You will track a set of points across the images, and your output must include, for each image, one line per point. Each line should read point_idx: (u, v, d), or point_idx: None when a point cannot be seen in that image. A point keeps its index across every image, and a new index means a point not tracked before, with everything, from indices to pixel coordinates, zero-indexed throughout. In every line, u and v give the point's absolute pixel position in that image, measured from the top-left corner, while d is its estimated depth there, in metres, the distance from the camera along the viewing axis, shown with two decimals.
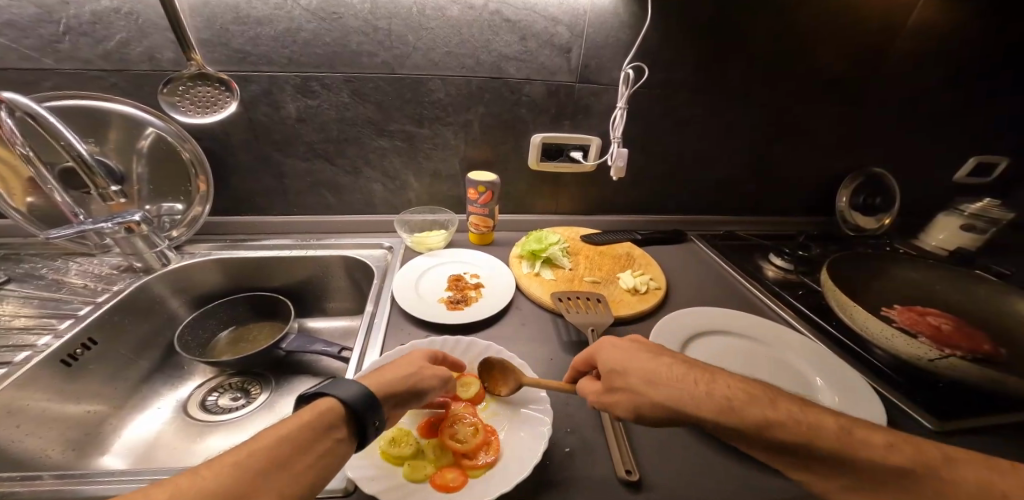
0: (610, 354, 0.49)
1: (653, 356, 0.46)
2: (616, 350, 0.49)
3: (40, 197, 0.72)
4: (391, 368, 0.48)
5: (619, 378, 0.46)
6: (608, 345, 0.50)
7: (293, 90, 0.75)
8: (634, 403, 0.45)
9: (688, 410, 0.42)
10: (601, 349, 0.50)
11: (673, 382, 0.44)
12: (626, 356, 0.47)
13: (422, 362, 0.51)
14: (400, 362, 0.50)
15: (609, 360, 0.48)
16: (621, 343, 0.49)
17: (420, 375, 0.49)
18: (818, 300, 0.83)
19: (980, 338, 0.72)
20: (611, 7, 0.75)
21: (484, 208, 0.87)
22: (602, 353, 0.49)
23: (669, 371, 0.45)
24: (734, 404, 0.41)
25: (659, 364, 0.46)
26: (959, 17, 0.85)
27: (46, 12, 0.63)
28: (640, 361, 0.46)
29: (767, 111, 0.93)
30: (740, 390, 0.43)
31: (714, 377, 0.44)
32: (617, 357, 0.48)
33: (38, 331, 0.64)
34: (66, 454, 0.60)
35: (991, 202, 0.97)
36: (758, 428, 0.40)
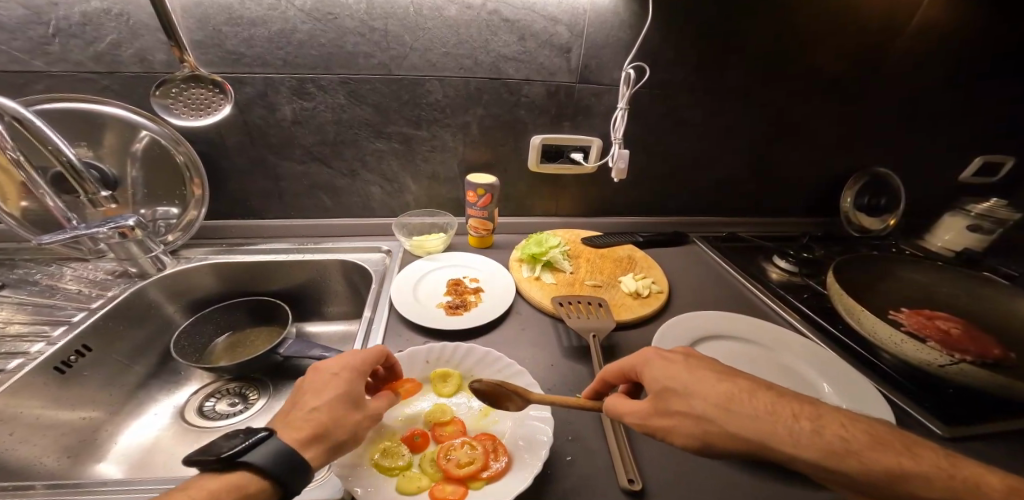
0: (663, 371, 0.44)
1: (714, 377, 0.43)
2: (669, 366, 0.44)
3: (33, 201, 0.71)
4: (331, 428, 0.44)
5: (678, 399, 0.42)
6: (660, 359, 0.46)
7: (289, 92, 0.74)
8: (697, 428, 0.41)
9: (758, 436, 0.39)
10: (648, 364, 0.46)
11: (739, 406, 0.41)
12: (684, 374, 0.43)
13: (363, 407, 0.46)
14: (336, 415, 0.44)
15: (662, 379, 0.44)
16: (674, 358, 0.45)
17: (363, 424, 0.46)
18: (823, 302, 0.82)
19: (989, 342, 0.70)
20: (611, 6, 0.74)
21: (483, 211, 0.86)
22: (651, 369, 0.45)
23: (733, 393, 0.42)
24: (812, 431, 0.39)
25: (724, 387, 0.42)
26: (963, 16, 0.83)
27: (36, 13, 0.62)
28: (702, 383, 0.42)
29: (770, 110, 0.92)
30: (807, 416, 0.40)
31: (778, 400, 0.41)
32: (671, 375, 0.44)
33: (31, 338, 0.63)
34: (60, 461, 0.59)
35: (997, 202, 0.96)
36: (828, 457, 0.38)
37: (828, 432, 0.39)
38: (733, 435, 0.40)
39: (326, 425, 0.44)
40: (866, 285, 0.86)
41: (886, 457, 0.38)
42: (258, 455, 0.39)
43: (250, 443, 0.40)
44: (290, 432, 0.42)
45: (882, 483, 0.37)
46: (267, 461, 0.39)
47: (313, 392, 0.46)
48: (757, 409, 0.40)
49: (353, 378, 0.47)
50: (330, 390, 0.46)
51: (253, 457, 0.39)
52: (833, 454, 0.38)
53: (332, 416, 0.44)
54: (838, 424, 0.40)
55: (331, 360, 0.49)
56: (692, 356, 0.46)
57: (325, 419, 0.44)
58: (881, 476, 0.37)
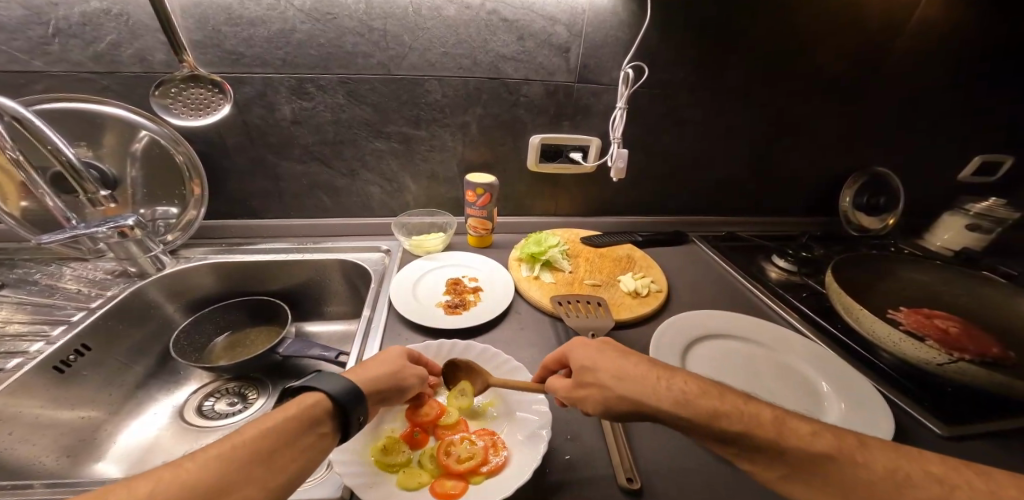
0: (579, 351, 0.49)
1: (616, 352, 0.47)
2: (584, 347, 0.49)
3: (33, 201, 0.71)
4: (375, 367, 0.49)
5: (588, 373, 0.47)
6: (578, 342, 0.50)
7: (288, 92, 0.74)
8: (602, 398, 0.45)
9: (646, 401, 0.43)
10: (570, 349, 0.50)
11: (635, 376, 0.44)
12: (592, 352, 0.48)
13: (404, 362, 0.51)
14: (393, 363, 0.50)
15: (580, 356, 0.48)
16: (589, 341, 0.50)
17: (405, 374, 0.50)
18: (822, 301, 0.82)
19: (989, 341, 0.70)
20: (610, 6, 0.74)
21: (482, 210, 0.86)
22: (570, 351, 0.50)
23: (627, 363, 0.46)
24: (678, 390, 0.43)
25: (620, 358, 0.46)
26: (961, 17, 0.84)
27: (36, 13, 0.62)
28: (604, 356, 0.47)
29: (769, 110, 0.92)
30: (691, 389, 0.43)
31: (671, 373, 0.44)
32: (584, 354, 0.48)
33: (30, 337, 0.63)
34: (59, 460, 0.59)
35: (996, 201, 0.95)
36: (689, 410, 0.41)
37: (692, 391, 0.43)
38: (629, 402, 0.43)
39: (373, 366, 0.49)
40: (864, 284, 0.86)
41: (741, 413, 0.41)
42: (322, 381, 0.44)
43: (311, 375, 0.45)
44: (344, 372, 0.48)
45: (739, 434, 0.40)
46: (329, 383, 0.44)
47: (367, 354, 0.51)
48: (647, 380, 0.44)
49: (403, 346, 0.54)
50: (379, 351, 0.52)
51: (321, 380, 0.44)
52: (692, 408, 0.41)
53: (390, 362, 0.50)
54: (700, 385, 0.43)
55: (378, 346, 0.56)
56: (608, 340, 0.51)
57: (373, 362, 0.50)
58: (738, 428, 0.40)
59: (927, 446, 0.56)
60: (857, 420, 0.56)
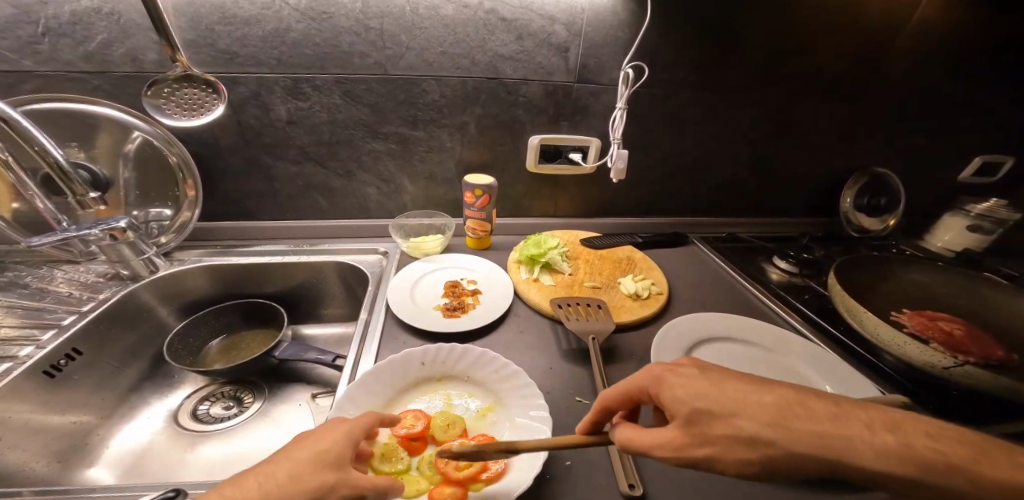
0: (689, 391, 0.38)
1: (753, 388, 0.38)
2: (698, 384, 0.38)
3: (23, 203, 0.70)
4: (283, 488, 0.36)
5: (717, 423, 0.37)
6: (677, 374, 0.39)
7: (283, 92, 0.73)
8: (750, 454, 0.36)
9: (826, 450, 0.35)
10: (664, 384, 0.39)
11: (791, 422, 0.36)
12: (714, 392, 0.38)
13: (332, 475, 0.38)
14: (312, 473, 0.37)
15: (688, 398, 0.38)
16: (691, 373, 0.39)
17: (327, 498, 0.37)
18: (824, 303, 0.81)
19: (992, 344, 0.70)
20: (610, 5, 0.73)
21: (480, 212, 0.85)
22: (674, 392, 0.38)
23: (778, 403, 0.37)
24: (866, 435, 0.35)
25: (766, 399, 0.37)
26: (964, 16, 0.83)
27: (25, 12, 0.61)
28: (743, 398, 0.37)
29: (770, 110, 0.91)
30: (870, 421, 0.36)
31: (828, 407, 0.37)
32: (701, 397, 0.38)
33: (19, 342, 0.62)
34: (50, 466, 0.57)
35: (997, 202, 0.96)
36: (891, 461, 0.34)
37: (882, 435, 0.35)
38: (797, 457, 0.35)
39: (284, 484, 0.36)
40: (866, 285, 0.85)
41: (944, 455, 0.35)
42: None
43: None
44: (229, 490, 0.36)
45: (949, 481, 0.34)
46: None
47: (297, 444, 0.40)
48: (812, 420, 0.36)
49: (344, 440, 0.41)
50: (307, 444, 0.40)
51: None
52: (895, 458, 0.34)
53: (308, 471, 0.37)
54: (878, 422, 0.36)
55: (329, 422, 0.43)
56: (707, 366, 0.41)
57: (286, 475, 0.37)
58: (944, 473, 0.34)
59: None
60: None
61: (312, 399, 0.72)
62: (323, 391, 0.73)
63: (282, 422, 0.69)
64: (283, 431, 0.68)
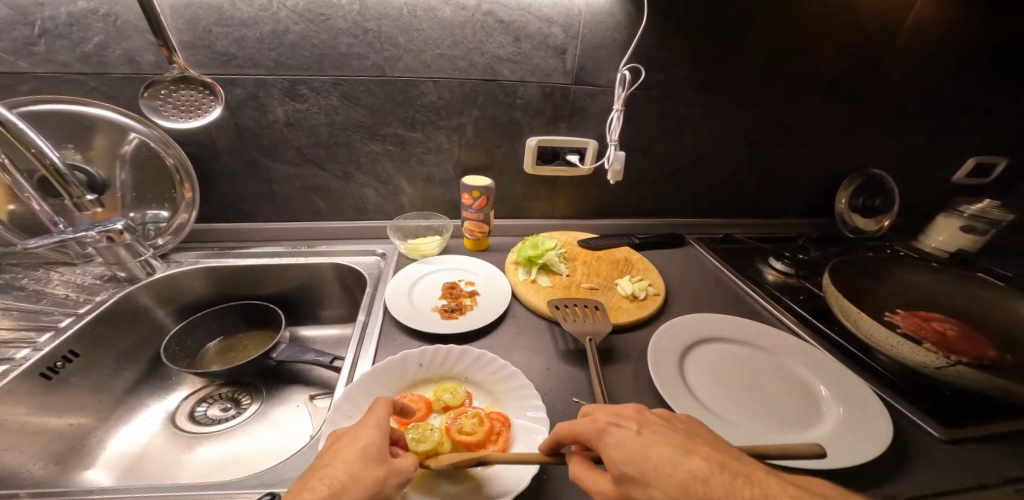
0: (620, 451, 0.41)
1: (674, 456, 0.39)
2: (625, 446, 0.41)
3: (20, 205, 0.70)
4: (346, 490, 0.39)
5: (636, 486, 0.40)
6: (617, 431, 0.42)
7: (281, 94, 0.73)
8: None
9: None
10: (602, 438, 0.42)
11: (699, 498, 0.37)
12: (642, 455, 0.40)
13: (384, 467, 0.42)
14: (362, 474, 0.41)
15: (619, 459, 0.40)
16: (628, 433, 0.41)
17: (386, 487, 0.41)
18: (819, 304, 0.82)
19: (985, 344, 0.71)
20: (606, 7, 0.73)
21: (478, 214, 0.85)
22: (607, 449, 0.41)
23: (690, 475, 0.38)
24: None
25: (681, 471, 0.38)
26: (957, 19, 0.84)
27: (21, 13, 0.61)
28: (659, 467, 0.39)
29: (766, 112, 0.91)
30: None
31: (741, 484, 0.37)
32: (630, 460, 0.40)
33: (16, 344, 0.62)
34: (48, 468, 0.57)
35: (991, 202, 0.96)
36: None
37: None
38: None
39: (344, 486, 0.40)
40: (861, 286, 0.86)
41: None
42: None
43: None
44: (300, 499, 0.38)
45: None
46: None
47: (337, 450, 0.43)
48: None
49: (380, 434, 0.44)
50: (350, 444, 0.43)
51: None
52: None
53: (359, 472, 0.41)
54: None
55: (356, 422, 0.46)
56: (648, 424, 0.43)
57: (343, 475, 0.40)
58: None
59: (928, 450, 0.56)
60: (858, 420, 0.56)
61: (310, 401, 0.72)
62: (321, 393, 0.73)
63: (280, 423, 0.69)
64: (282, 432, 0.68)
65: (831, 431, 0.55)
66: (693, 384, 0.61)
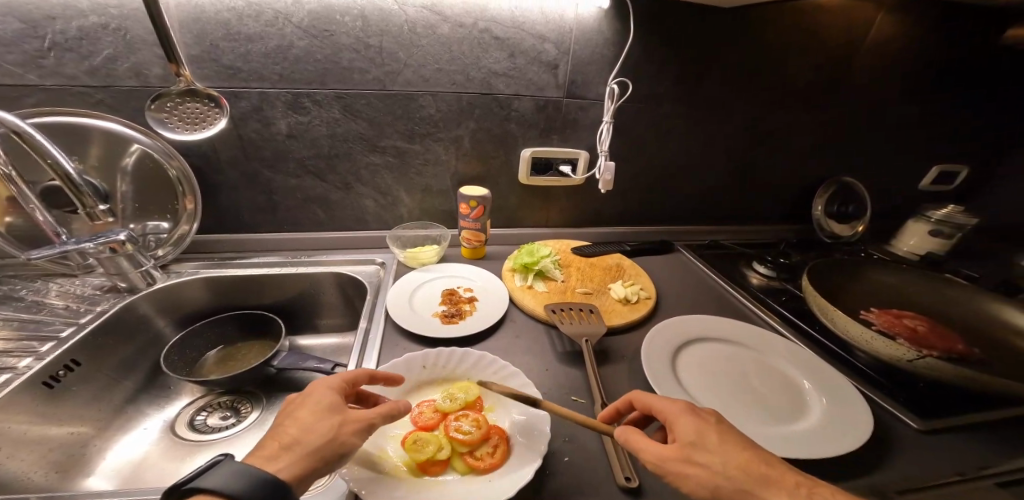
0: (695, 424, 0.45)
1: (739, 441, 0.44)
2: (701, 421, 0.46)
3: (20, 216, 0.70)
4: (300, 441, 0.43)
5: (700, 454, 0.43)
6: (692, 411, 0.47)
7: (284, 106, 0.76)
8: (713, 483, 0.41)
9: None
10: (678, 412, 0.47)
11: (757, 471, 0.42)
12: (713, 433, 0.44)
13: (336, 417, 0.45)
14: (313, 427, 0.44)
15: (690, 431, 0.45)
16: (704, 417, 0.46)
17: (340, 434, 0.44)
18: (800, 305, 0.86)
19: (953, 339, 0.77)
20: (595, 25, 0.78)
21: (475, 222, 0.87)
22: (681, 420, 0.46)
23: (754, 458, 0.43)
24: None
25: (746, 453, 0.43)
26: (912, 37, 0.92)
27: (31, 27, 0.62)
28: (728, 443, 0.44)
29: (746, 123, 0.97)
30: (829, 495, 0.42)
31: (789, 471, 0.43)
32: (703, 432, 0.44)
33: (17, 353, 0.62)
34: (49, 476, 0.57)
35: (955, 208, 1.02)
36: None
37: None
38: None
39: (297, 439, 0.43)
40: (840, 288, 0.91)
41: None
42: (213, 477, 0.39)
43: (205, 467, 0.40)
44: (259, 454, 0.42)
45: None
46: (222, 480, 0.39)
47: (293, 411, 0.47)
48: (778, 481, 0.41)
49: (331, 392, 0.48)
50: (301, 407, 0.46)
51: (206, 481, 0.39)
52: None
53: (311, 425, 0.44)
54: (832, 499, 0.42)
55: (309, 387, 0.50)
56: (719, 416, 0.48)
57: (297, 430, 0.44)
58: None
59: (906, 438, 0.60)
60: (838, 414, 0.59)
61: None
62: None
63: None
64: None
65: (813, 427, 0.58)
66: (686, 382, 0.64)
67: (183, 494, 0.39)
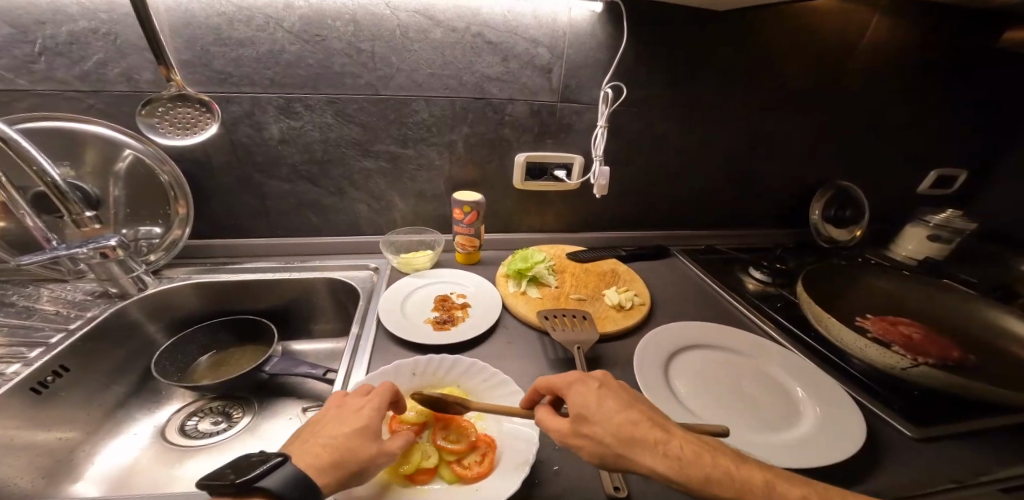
0: (581, 397, 0.47)
1: (619, 406, 0.46)
2: (586, 393, 0.47)
3: (11, 222, 0.70)
4: (344, 459, 0.43)
5: (586, 424, 0.45)
6: (581, 385, 0.48)
7: (276, 111, 0.75)
8: (599, 450, 0.44)
9: (644, 461, 0.43)
10: (572, 387, 0.48)
11: (631, 434, 0.45)
12: (596, 404, 0.46)
13: (378, 445, 0.45)
14: (354, 447, 0.44)
15: (577, 403, 0.47)
16: (590, 385, 0.48)
17: (376, 461, 0.45)
18: (796, 311, 0.86)
19: (948, 345, 0.77)
20: (589, 29, 0.78)
21: (469, 228, 0.87)
22: (572, 395, 0.48)
23: (631, 421, 0.46)
24: (676, 456, 0.43)
25: (624, 417, 0.46)
26: (908, 41, 0.91)
27: (22, 32, 0.62)
28: (608, 411, 0.46)
29: (742, 127, 0.96)
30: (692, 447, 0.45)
31: (660, 429, 0.45)
32: (587, 404, 0.47)
33: (6, 359, 0.62)
34: (35, 482, 0.57)
35: (954, 213, 1.01)
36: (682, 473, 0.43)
37: (689, 457, 0.44)
38: (625, 461, 0.44)
39: (340, 455, 0.43)
40: (837, 294, 0.90)
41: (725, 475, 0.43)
42: (273, 479, 0.39)
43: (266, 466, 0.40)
44: (306, 460, 0.43)
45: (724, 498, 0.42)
46: (284, 484, 0.39)
47: (337, 419, 0.47)
48: (644, 441, 0.44)
49: (376, 414, 0.48)
50: (348, 419, 0.46)
51: (267, 481, 0.39)
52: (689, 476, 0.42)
53: (354, 445, 0.44)
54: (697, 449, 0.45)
55: (358, 397, 0.50)
56: (608, 383, 0.49)
57: (336, 447, 0.44)
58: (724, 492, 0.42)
59: (900, 447, 0.59)
60: (834, 422, 0.59)
61: (303, 413, 0.72)
62: (313, 405, 0.73)
63: (272, 435, 0.69)
64: (274, 445, 0.67)
65: (807, 434, 0.57)
66: (678, 389, 0.63)
67: (245, 492, 0.39)
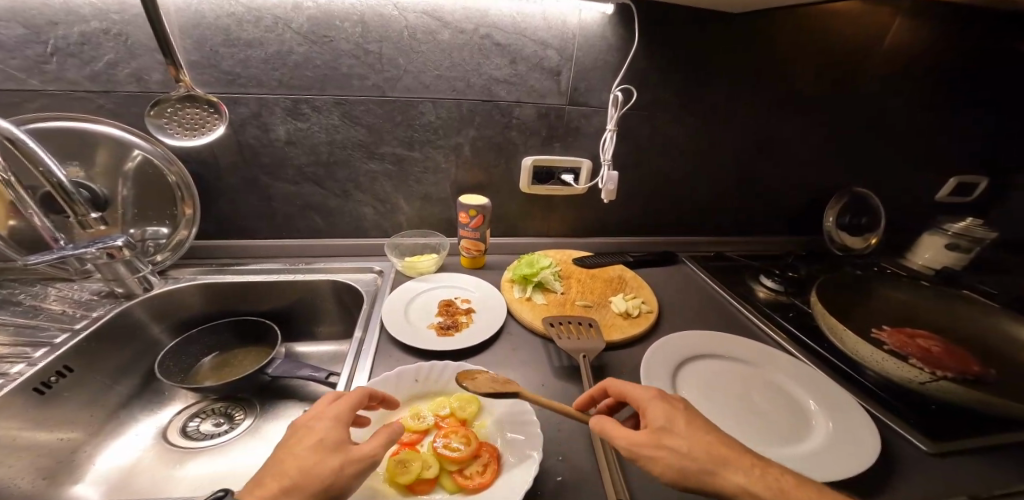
0: (664, 412, 0.46)
1: (702, 426, 0.46)
2: (668, 408, 0.47)
3: (21, 221, 0.70)
4: (301, 483, 0.40)
5: (668, 436, 0.44)
6: (661, 401, 0.48)
7: (284, 113, 0.75)
8: (680, 464, 0.43)
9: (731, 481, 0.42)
10: (651, 401, 0.48)
11: (717, 453, 0.43)
12: (679, 419, 0.46)
13: (337, 458, 0.42)
14: (311, 468, 0.41)
15: (661, 417, 0.46)
16: (672, 403, 0.48)
17: (340, 475, 0.41)
18: (809, 321, 0.83)
19: (969, 359, 0.74)
20: (599, 32, 0.77)
21: (475, 232, 0.86)
22: (652, 409, 0.47)
23: (716, 442, 0.45)
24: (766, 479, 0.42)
25: (710, 438, 0.45)
26: (929, 44, 0.89)
27: (35, 32, 0.63)
28: (693, 428, 0.45)
29: (754, 131, 0.94)
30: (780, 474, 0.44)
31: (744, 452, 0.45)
32: (671, 419, 0.46)
33: (11, 359, 0.62)
34: (36, 482, 0.57)
35: (974, 221, 0.98)
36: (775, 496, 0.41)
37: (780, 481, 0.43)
38: (710, 479, 0.42)
39: (297, 479, 0.40)
40: (851, 304, 0.88)
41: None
42: None
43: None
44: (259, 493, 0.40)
45: None
46: None
47: (291, 444, 0.44)
48: (731, 462, 0.43)
49: (333, 427, 0.45)
50: (302, 440, 0.44)
51: None
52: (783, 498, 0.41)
53: (311, 465, 0.41)
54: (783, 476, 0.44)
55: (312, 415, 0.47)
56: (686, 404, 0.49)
57: (291, 473, 0.41)
58: None
59: (919, 464, 0.57)
60: (847, 436, 0.57)
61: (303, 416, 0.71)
62: None
63: (272, 438, 0.68)
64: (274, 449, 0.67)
65: (819, 447, 0.55)
66: (685, 400, 0.61)
67: None
